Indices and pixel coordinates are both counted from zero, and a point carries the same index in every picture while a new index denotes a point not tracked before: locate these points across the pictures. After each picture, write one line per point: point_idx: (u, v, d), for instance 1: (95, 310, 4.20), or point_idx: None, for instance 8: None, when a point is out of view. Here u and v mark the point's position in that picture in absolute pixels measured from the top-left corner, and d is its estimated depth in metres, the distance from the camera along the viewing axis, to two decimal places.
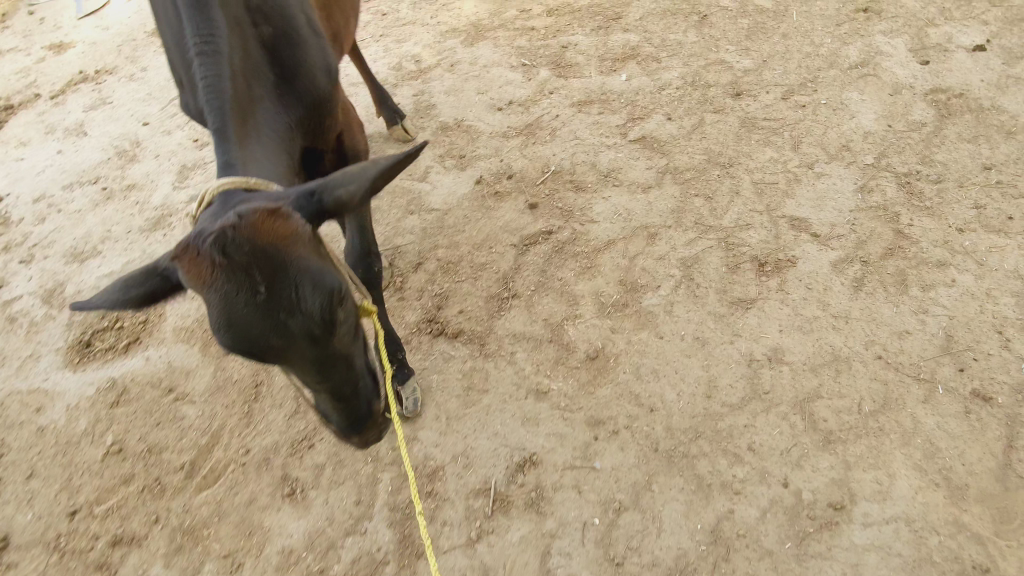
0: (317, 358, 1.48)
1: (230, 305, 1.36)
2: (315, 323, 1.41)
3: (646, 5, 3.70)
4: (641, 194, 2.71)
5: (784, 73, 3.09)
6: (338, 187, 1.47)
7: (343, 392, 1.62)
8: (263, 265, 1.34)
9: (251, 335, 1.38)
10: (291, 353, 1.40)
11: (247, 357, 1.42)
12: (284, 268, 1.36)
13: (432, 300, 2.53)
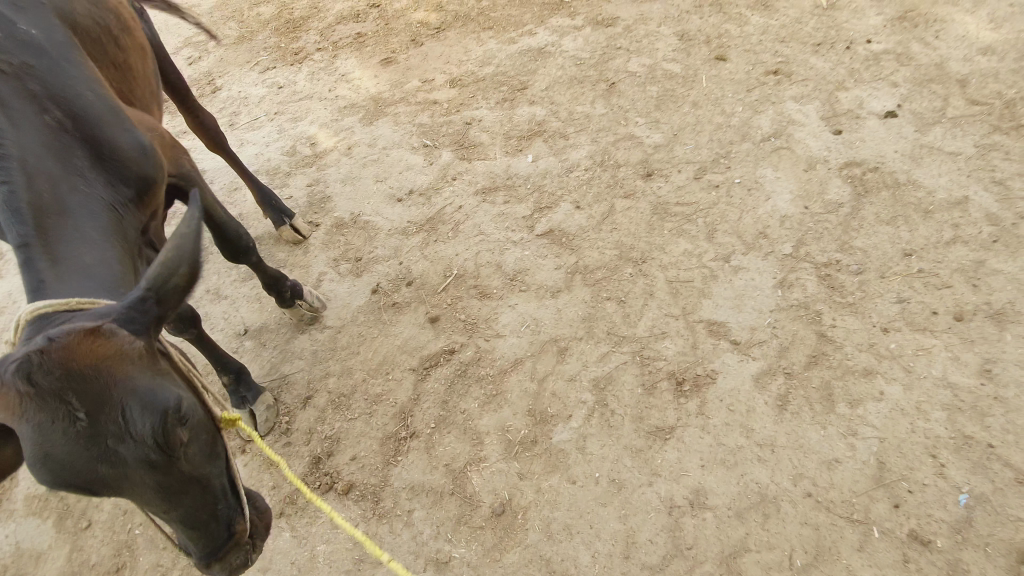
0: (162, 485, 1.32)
1: (47, 437, 1.23)
2: (149, 447, 1.28)
3: (553, 72, 3.50)
4: (550, 300, 2.48)
5: (696, 148, 2.92)
6: (167, 278, 1.37)
7: (199, 520, 1.38)
8: (72, 384, 1.23)
9: (76, 468, 1.25)
10: (127, 482, 1.27)
11: (78, 491, 1.29)
12: (96, 386, 1.25)
13: (322, 445, 2.25)
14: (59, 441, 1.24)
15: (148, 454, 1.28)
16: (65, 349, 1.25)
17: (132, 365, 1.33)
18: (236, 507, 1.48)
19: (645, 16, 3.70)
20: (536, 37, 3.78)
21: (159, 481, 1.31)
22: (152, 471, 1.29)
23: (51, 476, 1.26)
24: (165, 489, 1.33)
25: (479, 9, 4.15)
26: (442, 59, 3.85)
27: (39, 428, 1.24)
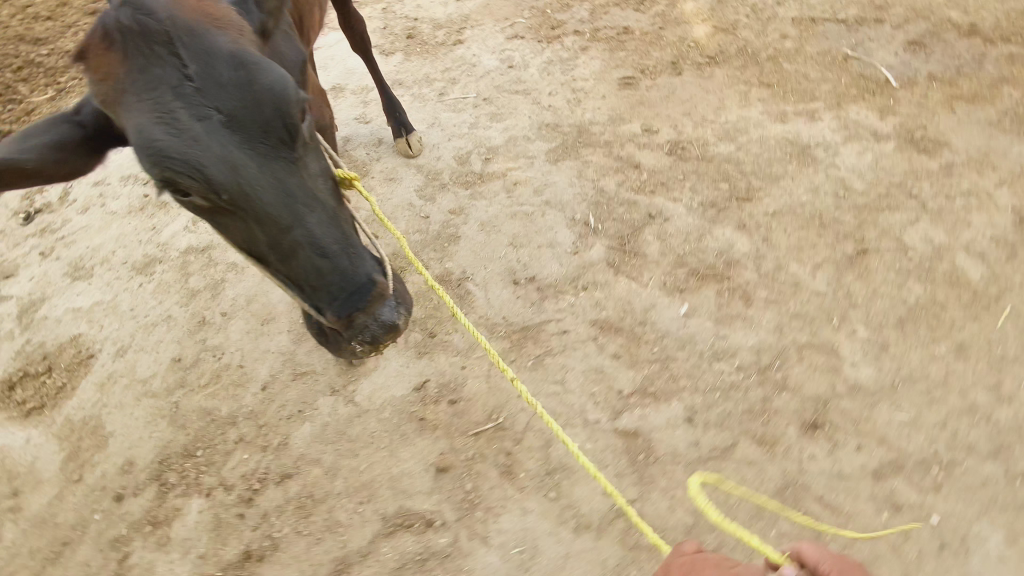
0: (293, 193, 1.46)
1: (177, 127, 1.41)
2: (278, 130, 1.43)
3: (799, 192, 2.51)
4: (567, 534, 1.90)
5: (909, 427, 1.92)
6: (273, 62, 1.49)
7: (328, 247, 1.52)
8: (195, 55, 1.44)
9: (229, 164, 1.40)
10: (263, 182, 1.43)
11: (236, 203, 1.44)
12: (215, 67, 1.43)
13: (263, 542, 2.09)
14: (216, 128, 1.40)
15: (267, 139, 1.42)
16: (192, 19, 1.48)
17: (250, 49, 1.49)
18: (366, 260, 1.61)
19: (990, 160, 2.43)
20: (816, 124, 2.72)
21: (281, 181, 1.44)
22: (275, 161, 1.43)
23: (212, 180, 1.41)
24: (289, 199, 1.46)
25: (777, 51, 3.09)
26: (686, 105, 2.99)
27: (166, 114, 1.42)
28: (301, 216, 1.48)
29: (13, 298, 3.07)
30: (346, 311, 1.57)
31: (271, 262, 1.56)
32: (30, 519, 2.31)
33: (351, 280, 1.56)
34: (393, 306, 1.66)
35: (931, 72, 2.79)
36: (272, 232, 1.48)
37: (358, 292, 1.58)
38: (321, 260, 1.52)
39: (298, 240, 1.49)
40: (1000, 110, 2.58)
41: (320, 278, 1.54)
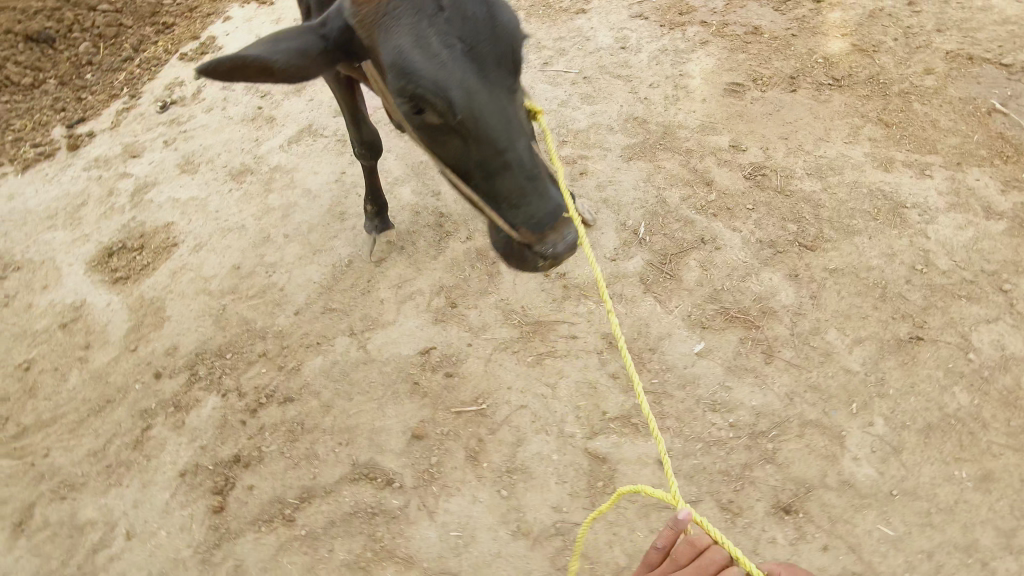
0: (513, 119, 1.51)
1: (427, 47, 1.45)
2: (508, 60, 1.49)
3: (871, 254, 2.26)
4: (504, 534, 1.95)
5: (891, 545, 1.73)
6: None
7: (530, 170, 1.57)
8: None
9: (466, 84, 1.44)
10: (495, 104, 1.47)
11: (465, 123, 1.47)
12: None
13: (252, 452, 2.32)
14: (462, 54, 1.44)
15: (501, 67, 1.47)
16: None
17: None
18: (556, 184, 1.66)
19: None
20: (922, 180, 2.42)
21: (506, 107, 1.49)
22: (501, 86, 1.48)
23: (455, 100, 1.44)
24: (508, 124, 1.50)
25: (913, 86, 2.75)
26: (788, 127, 2.75)
27: (416, 36, 1.47)
28: (517, 144, 1.53)
29: (132, 175, 3.49)
30: (539, 229, 1.60)
31: (475, 176, 1.60)
32: (90, 373, 2.70)
33: (546, 203, 1.60)
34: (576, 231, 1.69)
35: None
36: (486, 154, 1.52)
37: (548, 215, 1.62)
38: (526, 183, 1.56)
39: (510, 162, 1.53)
40: None
41: (520, 199, 1.58)
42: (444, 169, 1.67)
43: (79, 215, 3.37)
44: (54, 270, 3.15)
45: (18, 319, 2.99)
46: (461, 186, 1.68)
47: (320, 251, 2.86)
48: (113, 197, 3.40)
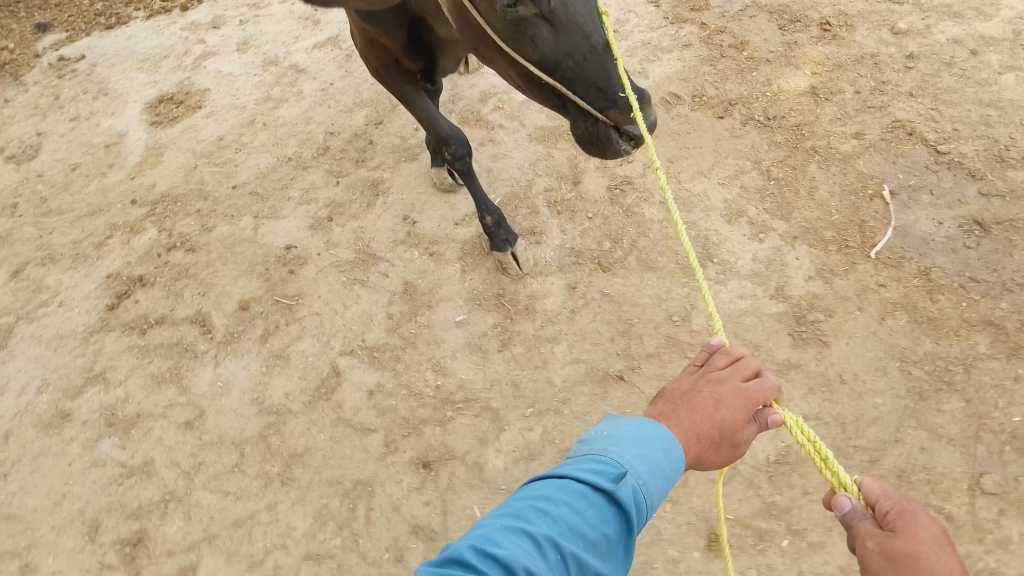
0: (592, 8, 1.75)
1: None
2: None
3: (647, 294, 2.34)
4: (245, 397, 2.48)
5: (473, 525, 2.02)
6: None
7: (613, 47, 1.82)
8: None
9: None
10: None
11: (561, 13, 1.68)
12: None
13: (151, 278, 3.03)
14: None
15: None
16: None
17: None
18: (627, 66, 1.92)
19: (841, 391, 1.97)
20: (751, 241, 2.37)
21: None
22: None
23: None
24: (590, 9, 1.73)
25: (829, 147, 2.58)
26: (683, 151, 2.73)
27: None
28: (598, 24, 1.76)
29: (206, 43, 4.26)
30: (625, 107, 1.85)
31: (564, 66, 1.78)
32: (102, 186, 3.58)
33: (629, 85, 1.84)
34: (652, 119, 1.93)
35: (931, 267, 2.16)
36: (576, 41, 1.73)
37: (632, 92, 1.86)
38: (611, 66, 1.80)
39: (596, 47, 1.75)
40: (936, 353, 1.99)
41: (607, 83, 1.81)
42: (527, 67, 1.84)
43: (160, 64, 4.24)
44: (125, 103, 4.06)
45: (88, 133, 3.95)
46: (543, 81, 1.86)
47: (277, 144, 3.42)
48: (186, 57, 4.21)
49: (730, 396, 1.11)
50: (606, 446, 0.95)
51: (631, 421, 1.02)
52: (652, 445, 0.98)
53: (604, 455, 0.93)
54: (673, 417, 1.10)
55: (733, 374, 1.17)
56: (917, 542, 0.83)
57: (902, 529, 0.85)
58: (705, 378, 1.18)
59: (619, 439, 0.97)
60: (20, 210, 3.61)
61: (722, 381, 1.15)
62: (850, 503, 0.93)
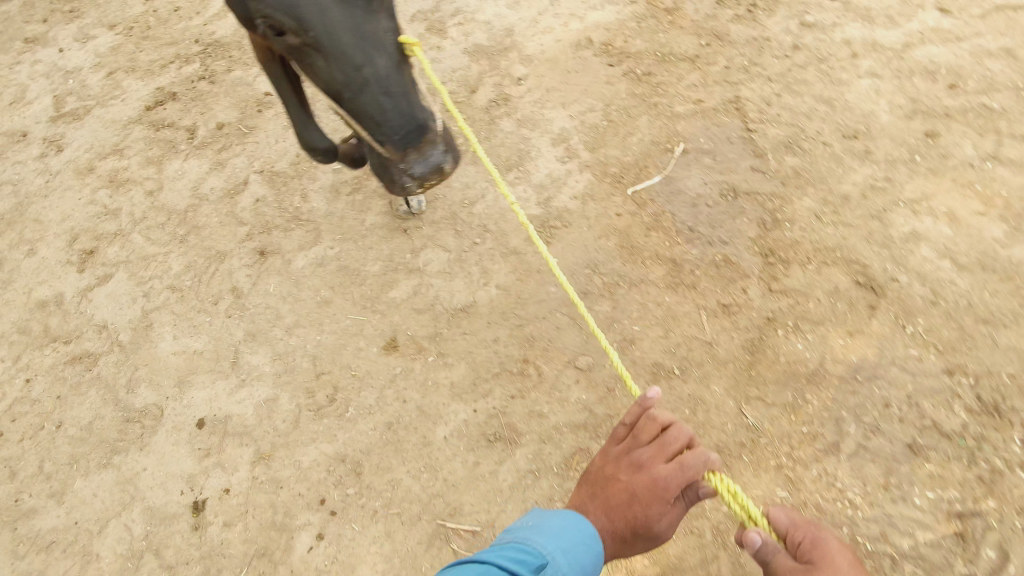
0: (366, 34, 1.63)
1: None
2: None
3: (460, 181, 2.92)
4: (188, 185, 3.43)
5: (265, 294, 2.81)
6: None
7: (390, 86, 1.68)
8: None
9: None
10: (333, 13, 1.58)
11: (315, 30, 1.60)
12: None
13: (178, 95, 4.05)
14: None
15: None
16: None
17: None
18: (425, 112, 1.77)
19: (533, 277, 2.50)
20: (555, 162, 2.86)
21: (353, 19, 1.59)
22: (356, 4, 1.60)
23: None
24: (361, 42, 1.63)
25: (669, 108, 2.94)
26: (561, 87, 3.21)
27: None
28: (385, 24, 1.68)
29: None
30: (403, 146, 1.75)
31: (344, 96, 1.70)
32: (186, 26, 4.64)
33: (407, 119, 1.73)
34: (442, 149, 1.82)
35: (666, 212, 2.56)
36: (346, 72, 1.65)
37: (413, 129, 1.75)
38: (385, 98, 1.69)
39: (369, 79, 1.66)
40: (619, 271, 2.44)
41: (381, 115, 1.71)
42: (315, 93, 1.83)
43: None
44: None
45: None
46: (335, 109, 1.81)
47: None
48: None
49: (646, 488, 1.23)
50: (531, 535, 1.16)
51: (559, 514, 1.22)
52: (574, 537, 1.18)
53: (529, 545, 1.13)
54: (596, 503, 1.29)
55: (655, 456, 1.28)
56: (837, 574, 1.06)
57: (819, 563, 1.07)
58: (628, 459, 1.31)
59: (543, 532, 1.16)
60: (131, 30, 4.78)
61: (643, 467, 1.27)
62: (763, 539, 1.16)
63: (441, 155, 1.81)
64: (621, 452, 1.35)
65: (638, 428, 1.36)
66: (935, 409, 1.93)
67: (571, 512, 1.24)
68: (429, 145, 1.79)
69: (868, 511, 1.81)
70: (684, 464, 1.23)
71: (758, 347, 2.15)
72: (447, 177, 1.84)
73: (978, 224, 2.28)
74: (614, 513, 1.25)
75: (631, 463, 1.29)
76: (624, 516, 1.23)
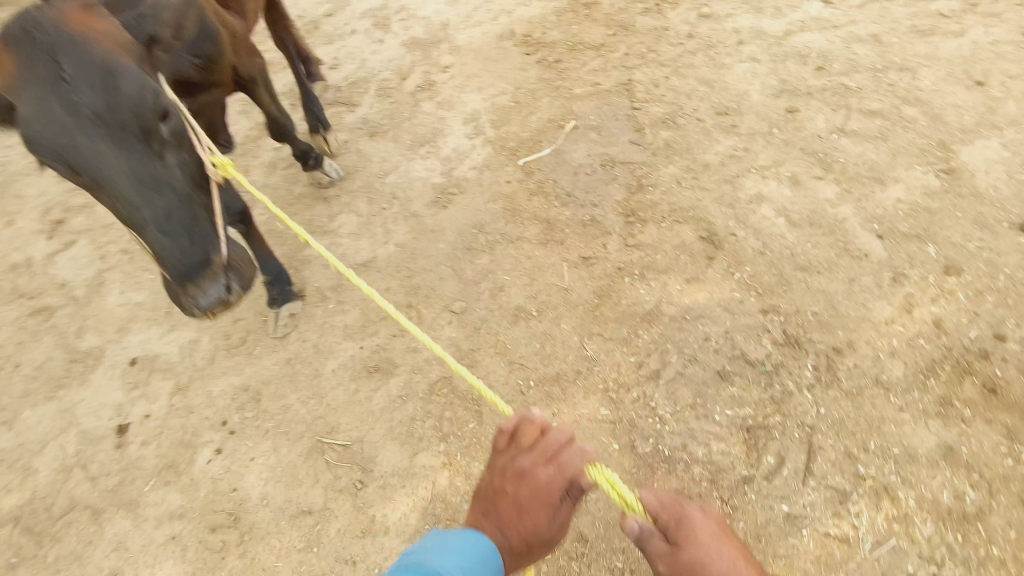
0: (144, 179, 1.45)
1: (45, 110, 1.35)
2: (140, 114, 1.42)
3: (380, 156, 3.24)
4: None
5: None
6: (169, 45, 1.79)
7: (175, 217, 1.52)
8: (45, 64, 1.34)
9: (59, 130, 1.36)
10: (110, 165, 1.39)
11: (86, 175, 1.42)
12: (72, 57, 1.35)
13: None
14: (52, 117, 1.35)
15: (122, 129, 1.39)
16: (65, 22, 1.38)
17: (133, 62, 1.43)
18: (210, 235, 1.63)
19: (427, 236, 2.80)
20: (462, 140, 3.17)
21: (139, 151, 1.43)
22: (132, 148, 1.42)
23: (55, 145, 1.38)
24: (142, 185, 1.45)
25: (569, 90, 3.23)
26: (480, 74, 3.52)
27: (53, 148, 1.38)
28: (168, 167, 1.51)
29: None
30: (183, 278, 1.58)
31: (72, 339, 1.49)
32: None
33: (190, 254, 1.56)
34: (226, 282, 1.66)
35: (550, 180, 2.85)
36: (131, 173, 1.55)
37: (191, 267, 1.57)
38: (164, 238, 1.51)
39: (147, 222, 1.49)
40: (500, 230, 2.73)
41: (159, 253, 1.54)
42: None
43: None
44: None
45: None
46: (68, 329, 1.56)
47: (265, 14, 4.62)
48: None
49: (532, 495, 1.12)
50: (426, 558, 0.98)
51: (453, 535, 1.06)
52: (472, 557, 1.02)
53: (427, 566, 0.96)
54: (487, 520, 1.15)
55: (538, 460, 1.16)
56: (701, 546, 1.08)
57: (685, 542, 1.10)
58: (512, 463, 1.18)
59: (439, 552, 1.00)
60: None
61: (526, 473, 1.15)
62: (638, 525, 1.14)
63: (225, 287, 1.65)
64: (501, 458, 1.21)
65: (514, 433, 1.23)
66: (747, 341, 2.19)
67: (464, 531, 1.08)
68: (212, 278, 1.63)
69: (674, 425, 2.07)
70: (564, 464, 1.15)
71: (606, 292, 2.44)
72: (233, 306, 1.69)
73: (815, 186, 2.53)
74: (509, 529, 1.11)
75: (515, 471, 1.16)
76: (518, 531, 1.11)
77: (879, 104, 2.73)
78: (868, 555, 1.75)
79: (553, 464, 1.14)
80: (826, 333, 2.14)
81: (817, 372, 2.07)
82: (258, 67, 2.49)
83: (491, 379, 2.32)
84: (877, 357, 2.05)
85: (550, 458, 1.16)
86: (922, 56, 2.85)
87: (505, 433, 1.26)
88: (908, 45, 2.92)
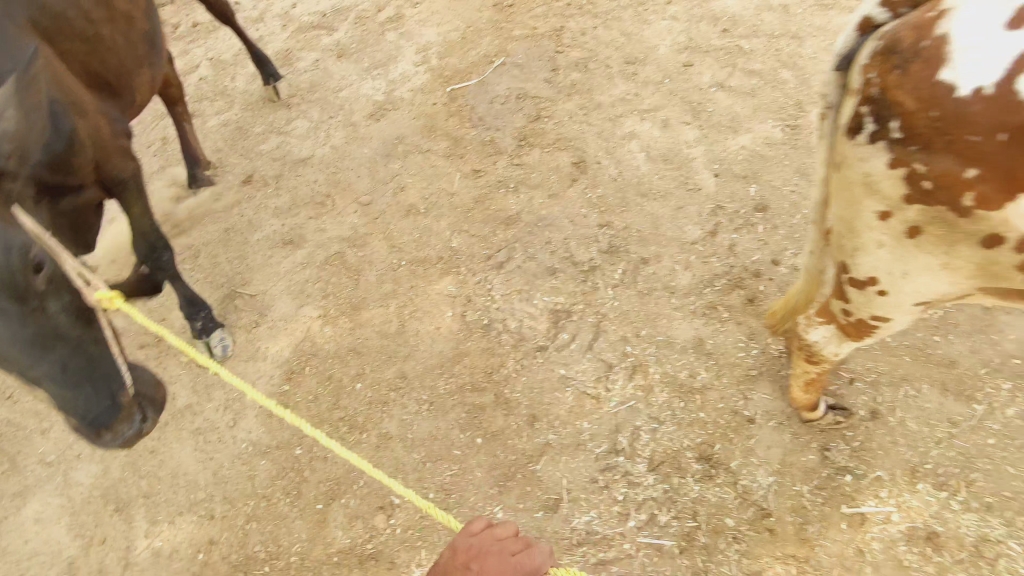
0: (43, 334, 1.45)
1: None
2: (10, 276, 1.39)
3: (340, 75, 3.72)
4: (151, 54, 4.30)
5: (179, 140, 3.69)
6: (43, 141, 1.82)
7: (74, 373, 1.50)
8: None
9: None
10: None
11: None
12: None
13: None
14: None
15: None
16: None
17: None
18: (116, 379, 1.61)
19: (357, 142, 3.28)
20: (409, 67, 3.60)
21: (17, 328, 1.40)
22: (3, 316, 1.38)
23: None
24: (33, 347, 1.44)
25: (510, 31, 3.60)
26: (442, 11, 3.92)
27: None
28: (54, 317, 1.47)
29: None
30: (95, 425, 1.55)
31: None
32: None
33: (98, 400, 1.55)
34: (140, 416, 1.66)
35: (468, 106, 3.26)
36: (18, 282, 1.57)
37: (102, 413, 1.56)
38: (67, 389, 1.50)
39: (48, 375, 1.48)
40: (417, 143, 3.18)
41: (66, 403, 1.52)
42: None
43: None
44: None
45: None
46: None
47: None
48: None
49: None
50: None
51: None
52: None
53: None
54: None
55: (497, 553, 1.10)
56: None
57: None
58: (474, 553, 1.11)
59: None
60: None
61: (485, 565, 1.08)
62: None
63: (140, 421, 1.66)
64: (464, 549, 1.12)
65: (489, 526, 1.16)
66: (578, 247, 2.60)
67: None
68: (126, 418, 1.61)
69: (501, 303, 2.52)
70: (529, 558, 1.09)
71: (482, 198, 2.87)
72: (147, 433, 1.69)
73: (680, 129, 2.88)
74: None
75: (476, 563, 1.08)
76: None
77: (761, 65, 3.03)
78: (610, 410, 2.19)
79: (514, 561, 1.08)
80: (641, 246, 2.53)
81: (623, 275, 2.48)
82: (131, 172, 2.27)
83: (374, 258, 2.80)
84: (673, 268, 2.44)
85: (516, 554, 1.09)
86: (815, 28, 3.12)
87: (482, 520, 1.18)
88: (808, 17, 3.19)
